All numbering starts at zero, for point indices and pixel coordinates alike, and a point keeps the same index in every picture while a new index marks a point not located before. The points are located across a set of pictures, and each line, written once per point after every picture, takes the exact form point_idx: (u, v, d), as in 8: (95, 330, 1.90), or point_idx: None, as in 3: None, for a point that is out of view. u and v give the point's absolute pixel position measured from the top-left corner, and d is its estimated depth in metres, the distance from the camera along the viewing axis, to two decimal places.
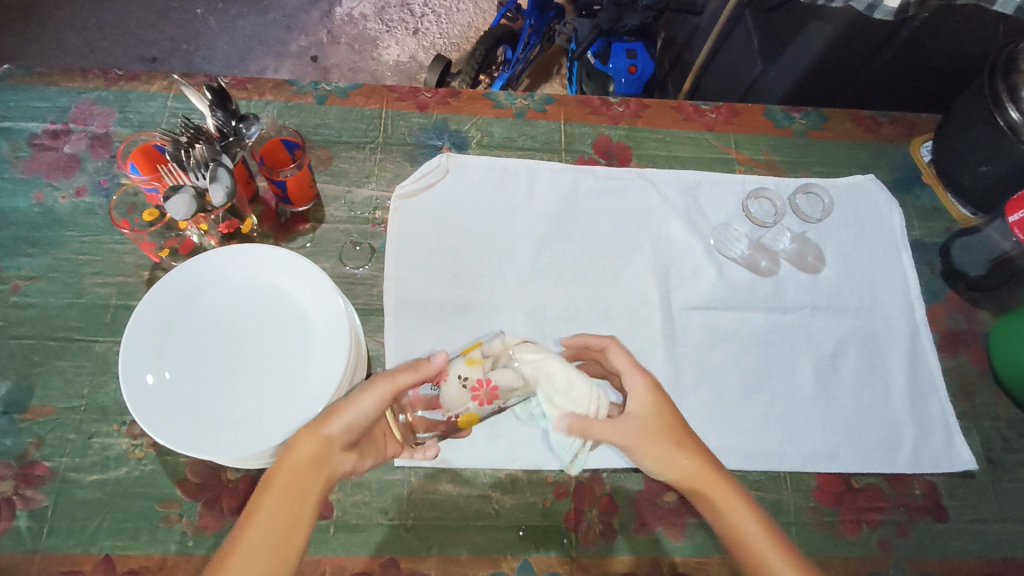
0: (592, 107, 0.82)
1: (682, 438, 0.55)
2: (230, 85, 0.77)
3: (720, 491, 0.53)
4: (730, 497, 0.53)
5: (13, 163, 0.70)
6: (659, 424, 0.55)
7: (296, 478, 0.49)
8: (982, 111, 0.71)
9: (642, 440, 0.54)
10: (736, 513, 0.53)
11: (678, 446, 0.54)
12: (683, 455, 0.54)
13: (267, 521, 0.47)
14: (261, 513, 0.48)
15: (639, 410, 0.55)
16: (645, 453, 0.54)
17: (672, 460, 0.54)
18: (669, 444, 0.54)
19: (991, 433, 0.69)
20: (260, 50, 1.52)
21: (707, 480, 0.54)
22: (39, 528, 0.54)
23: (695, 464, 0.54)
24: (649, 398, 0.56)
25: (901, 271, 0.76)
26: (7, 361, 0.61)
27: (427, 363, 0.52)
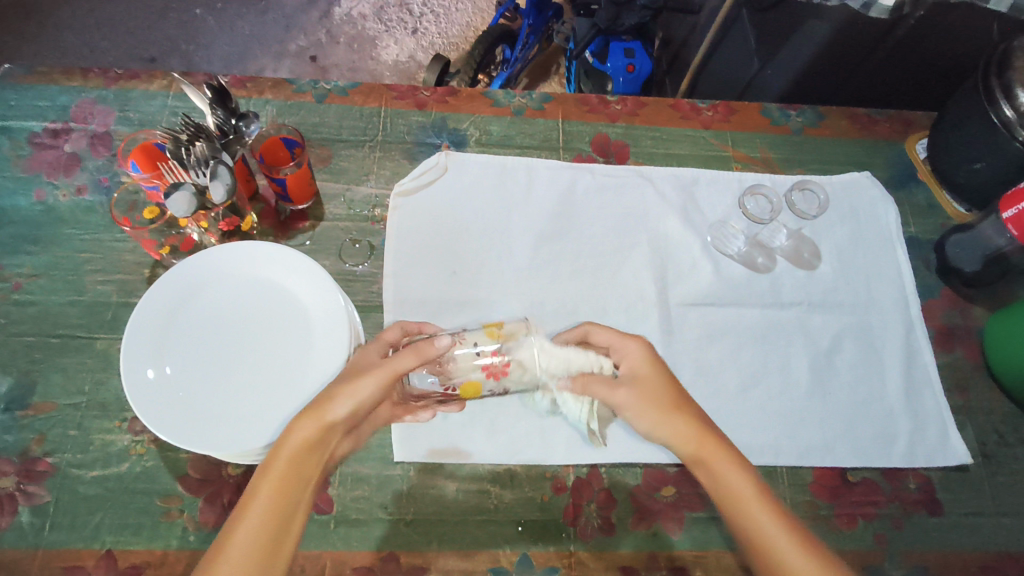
0: (590, 105, 0.83)
1: (679, 401, 0.54)
2: (230, 84, 0.77)
3: (718, 457, 0.52)
4: (729, 465, 0.52)
5: (14, 162, 0.71)
6: (654, 390, 0.54)
7: (292, 467, 0.49)
8: (976, 108, 0.71)
9: (638, 403, 0.54)
10: (732, 482, 0.51)
11: (673, 411, 0.54)
12: (681, 419, 0.54)
13: (262, 512, 0.47)
14: (256, 503, 0.47)
15: (638, 374, 0.55)
16: (641, 416, 0.54)
17: (668, 427, 0.54)
18: (664, 410, 0.54)
19: (985, 428, 0.69)
20: (259, 49, 1.53)
21: (705, 445, 0.53)
22: (41, 524, 0.55)
23: (693, 429, 0.53)
24: (645, 359, 0.56)
25: (897, 267, 0.77)
26: (8, 359, 0.61)
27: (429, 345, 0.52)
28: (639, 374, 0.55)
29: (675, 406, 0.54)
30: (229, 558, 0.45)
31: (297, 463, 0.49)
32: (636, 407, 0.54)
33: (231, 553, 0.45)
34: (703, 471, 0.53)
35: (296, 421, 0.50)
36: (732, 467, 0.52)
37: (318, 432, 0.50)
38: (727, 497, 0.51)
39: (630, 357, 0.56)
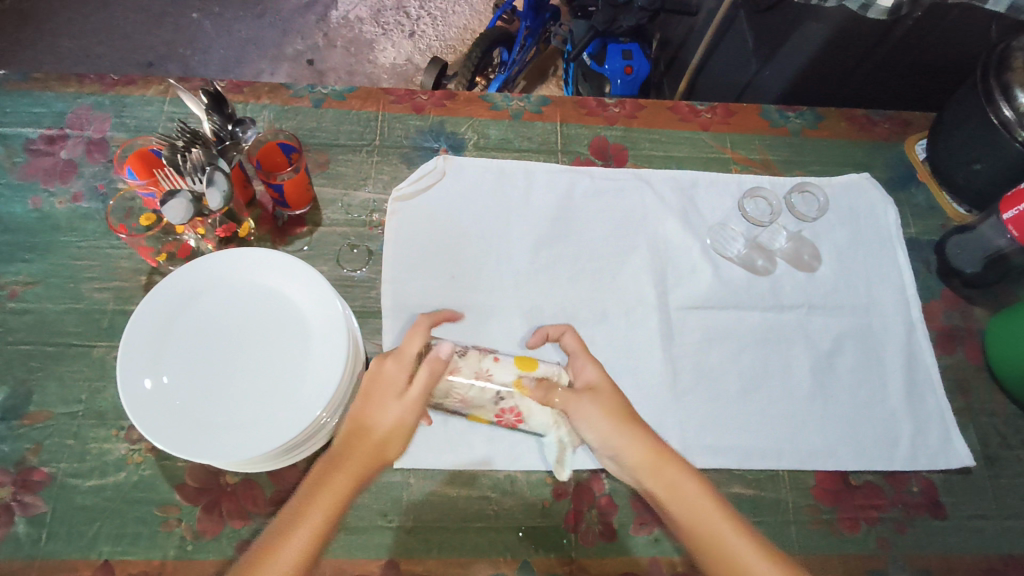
0: (587, 108, 0.82)
1: (629, 420, 0.56)
2: (226, 89, 0.77)
3: (671, 471, 0.54)
4: (678, 476, 0.54)
5: (10, 169, 0.70)
6: (609, 402, 0.56)
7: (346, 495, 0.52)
8: (976, 108, 0.71)
9: (592, 408, 0.56)
10: (687, 494, 0.54)
11: (626, 424, 0.55)
12: (634, 433, 0.55)
13: (298, 552, 0.49)
14: (291, 542, 0.50)
15: (595, 384, 0.57)
16: (594, 423, 0.55)
17: (622, 439, 0.55)
18: (619, 420, 0.55)
19: (988, 430, 0.69)
20: (256, 54, 1.52)
21: (659, 459, 0.55)
22: (38, 535, 0.54)
23: (643, 445, 0.55)
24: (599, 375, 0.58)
25: (897, 268, 0.77)
26: (5, 367, 0.61)
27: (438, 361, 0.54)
28: (596, 382, 0.57)
29: (632, 420, 0.56)
30: None
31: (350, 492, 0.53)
32: (596, 413, 0.56)
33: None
34: (657, 483, 0.54)
35: (351, 457, 0.53)
36: (682, 474, 0.54)
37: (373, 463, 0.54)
38: (682, 506, 0.53)
39: (585, 373, 0.58)
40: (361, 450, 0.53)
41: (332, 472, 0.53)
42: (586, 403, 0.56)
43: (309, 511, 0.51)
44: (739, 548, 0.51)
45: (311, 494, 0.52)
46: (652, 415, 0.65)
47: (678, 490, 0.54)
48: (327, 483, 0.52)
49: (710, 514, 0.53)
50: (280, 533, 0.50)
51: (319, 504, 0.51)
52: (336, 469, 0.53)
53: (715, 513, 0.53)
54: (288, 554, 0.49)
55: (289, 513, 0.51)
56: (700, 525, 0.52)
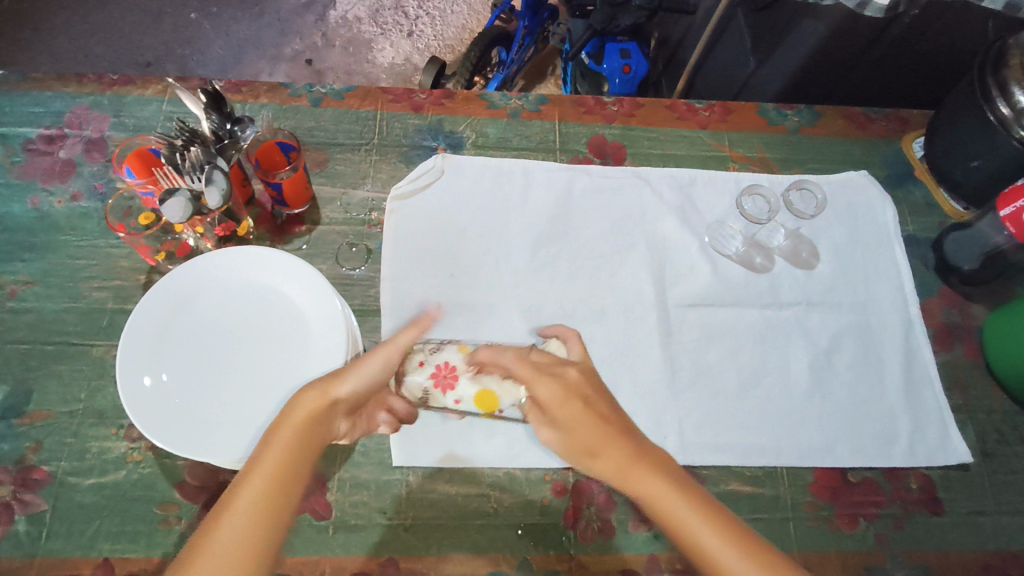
0: (586, 106, 0.83)
1: (592, 442, 0.50)
2: (225, 88, 0.77)
3: (639, 475, 0.49)
4: (650, 478, 0.48)
5: (8, 169, 0.70)
6: (571, 434, 0.52)
7: (293, 456, 0.46)
8: (973, 106, 0.71)
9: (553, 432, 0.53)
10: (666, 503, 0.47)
11: (591, 452, 0.50)
12: (601, 456, 0.50)
13: (246, 521, 0.43)
14: (237, 507, 0.43)
15: (554, 417, 0.52)
16: (560, 453, 0.54)
17: (587, 460, 0.51)
18: (580, 454, 0.52)
19: (985, 426, 0.69)
20: (254, 54, 1.52)
21: (624, 464, 0.49)
22: (38, 533, 0.54)
23: (609, 457, 0.50)
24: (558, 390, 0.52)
25: (895, 265, 0.77)
26: (5, 366, 0.61)
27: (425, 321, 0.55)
28: (554, 416, 0.52)
29: (597, 430, 0.50)
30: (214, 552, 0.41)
31: (296, 454, 0.47)
32: (560, 445, 0.53)
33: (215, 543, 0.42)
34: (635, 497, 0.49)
35: (304, 393, 0.49)
36: (650, 476, 0.48)
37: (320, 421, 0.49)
38: (657, 510, 0.48)
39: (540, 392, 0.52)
40: (304, 409, 0.48)
41: (273, 435, 0.47)
42: (549, 433, 0.54)
43: (251, 479, 0.45)
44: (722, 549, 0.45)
45: (254, 462, 0.46)
46: (650, 412, 0.66)
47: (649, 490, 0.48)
48: (269, 445, 0.46)
49: (683, 509, 0.47)
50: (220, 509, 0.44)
51: (263, 467, 0.45)
52: (278, 431, 0.47)
53: (687, 506, 0.47)
54: (230, 530, 0.42)
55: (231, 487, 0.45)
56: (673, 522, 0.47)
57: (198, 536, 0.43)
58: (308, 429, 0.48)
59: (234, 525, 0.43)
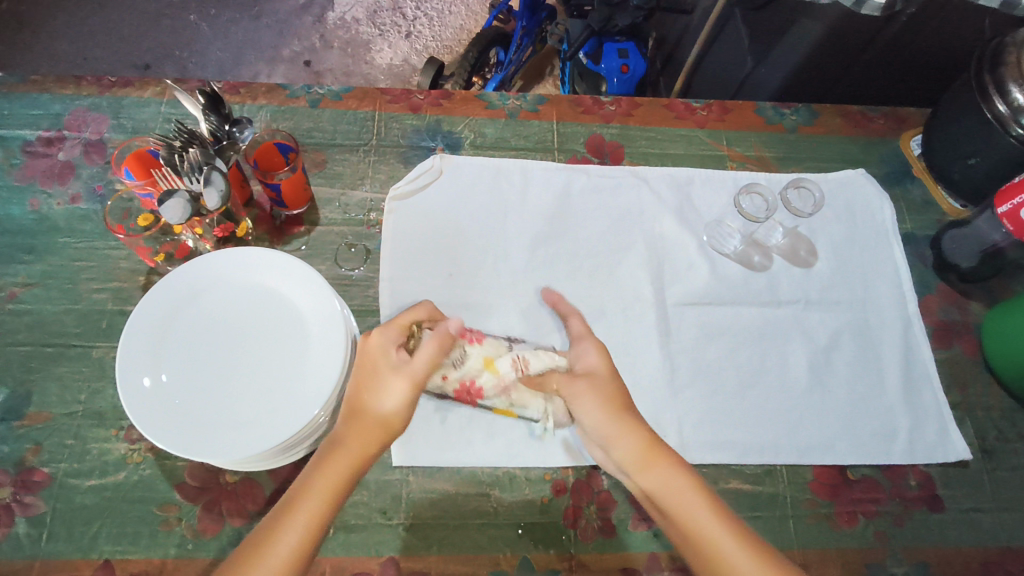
0: (584, 106, 0.83)
1: (625, 409, 0.56)
2: (224, 90, 0.77)
3: (659, 468, 0.53)
4: (668, 474, 0.53)
5: (8, 171, 0.70)
6: (606, 387, 0.57)
7: (333, 497, 0.51)
8: (970, 104, 0.71)
9: (587, 392, 0.57)
10: (679, 486, 0.52)
11: (620, 415, 0.55)
12: (628, 421, 0.55)
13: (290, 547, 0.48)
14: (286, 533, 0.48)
15: (593, 369, 0.58)
16: (592, 407, 0.56)
17: (616, 434, 0.55)
18: (614, 415, 0.55)
19: (984, 423, 0.69)
20: (252, 55, 1.53)
21: (648, 454, 0.54)
22: (38, 535, 0.54)
23: (637, 439, 0.54)
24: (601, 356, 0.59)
25: (893, 263, 0.77)
26: (5, 368, 0.61)
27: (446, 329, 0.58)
28: (593, 368, 0.58)
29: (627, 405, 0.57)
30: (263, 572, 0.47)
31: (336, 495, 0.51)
32: (593, 400, 0.56)
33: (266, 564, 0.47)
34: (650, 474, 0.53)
35: (361, 429, 0.53)
36: (672, 471, 0.53)
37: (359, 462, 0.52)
38: (668, 501, 0.52)
39: (586, 357, 0.59)
40: (346, 446, 0.52)
41: (318, 471, 0.51)
42: (580, 387, 0.57)
43: (299, 511, 0.49)
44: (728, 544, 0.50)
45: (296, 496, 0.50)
46: (650, 411, 0.66)
47: (663, 485, 0.53)
48: (314, 483, 0.51)
49: (697, 506, 0.51)
50: (261, 540, 0.48)
51: (305, 507, 0.49)
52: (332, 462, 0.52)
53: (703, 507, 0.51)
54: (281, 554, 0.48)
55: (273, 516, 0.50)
56: (683, 517, 0.51)
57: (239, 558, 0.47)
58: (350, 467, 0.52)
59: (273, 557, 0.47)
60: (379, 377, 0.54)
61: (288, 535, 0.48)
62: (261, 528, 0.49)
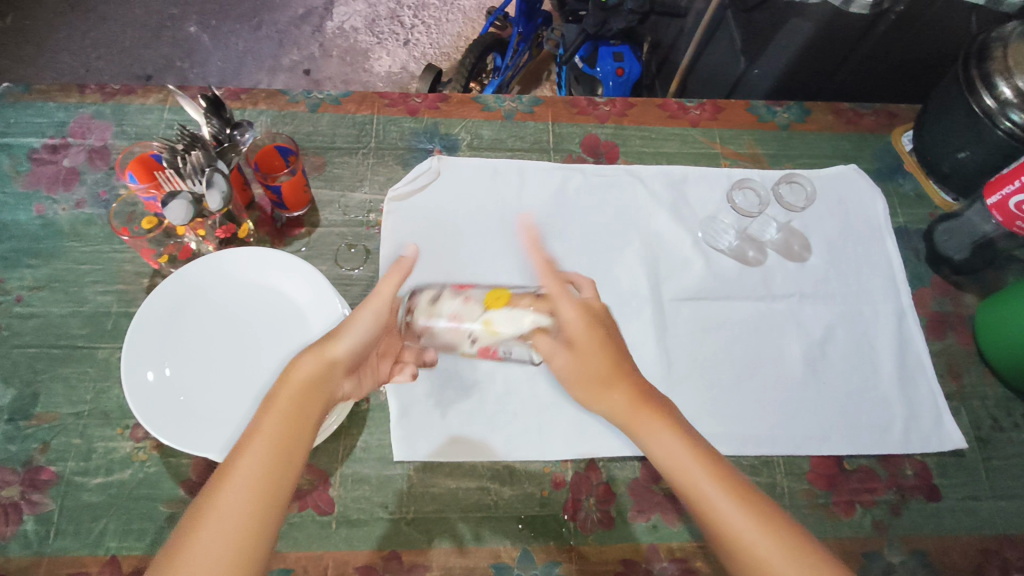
0: (578, 107, 0.84)
1: (616, 374, 0.56)
2: (225, 96, 0.79)
3: (648, 423, 0.54)
4: (661, 429, 0.53)
5: (14, 177, 0.72)
6: (586, 360, 0.57)
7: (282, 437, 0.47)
8: (957, 99, 0.73)
9: (569, 364, 0.58)
10: (668, 442, 0.52)
11: (606, 385, 0.56)
12: (614, 390, 0.56)
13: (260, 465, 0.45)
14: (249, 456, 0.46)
15: (574, 339, 0.57)
16: (575, 382, 0.58)
17: (603, 396, 0.56)
18: (594, 383, 0.57)
19: (980, 413, 0.70)
20: (253, 65, 1.55)
21: (634, 409, 0.55)
22: (46, 533, 0.55)
23: (623, 401, 0.55)
24: (580, 318, 0.57)
25: (887, 257, 0.78)
26: (12, 370, 0.62)
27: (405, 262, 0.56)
28: (574, 338, 0.57)
29: (612, 369, 0.56)
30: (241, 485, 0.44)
31: (280, 447, 0.47)
32: (576, 372, 0.58)
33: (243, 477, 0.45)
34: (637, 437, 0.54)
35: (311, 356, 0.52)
36: (660, 429, 0.53)
37: (297, 410, 0.49)
38: (671, 467, 0.52)
39: (563, 315, 0.57)
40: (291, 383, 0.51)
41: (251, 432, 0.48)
42: (564, 359, 0.58)
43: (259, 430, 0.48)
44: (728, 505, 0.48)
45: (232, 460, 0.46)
46: None
47: (659, 446, 0.53)
48: (250, 440, 0.47)
49: (691, 464, 0.51)
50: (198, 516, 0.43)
51: (242, 467, 0.45)
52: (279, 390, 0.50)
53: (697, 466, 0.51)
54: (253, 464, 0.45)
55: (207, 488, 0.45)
56: (681, 476, 0.51)
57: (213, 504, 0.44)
58: (286, 419, 0.49)
59: (218, 528, 0.43)
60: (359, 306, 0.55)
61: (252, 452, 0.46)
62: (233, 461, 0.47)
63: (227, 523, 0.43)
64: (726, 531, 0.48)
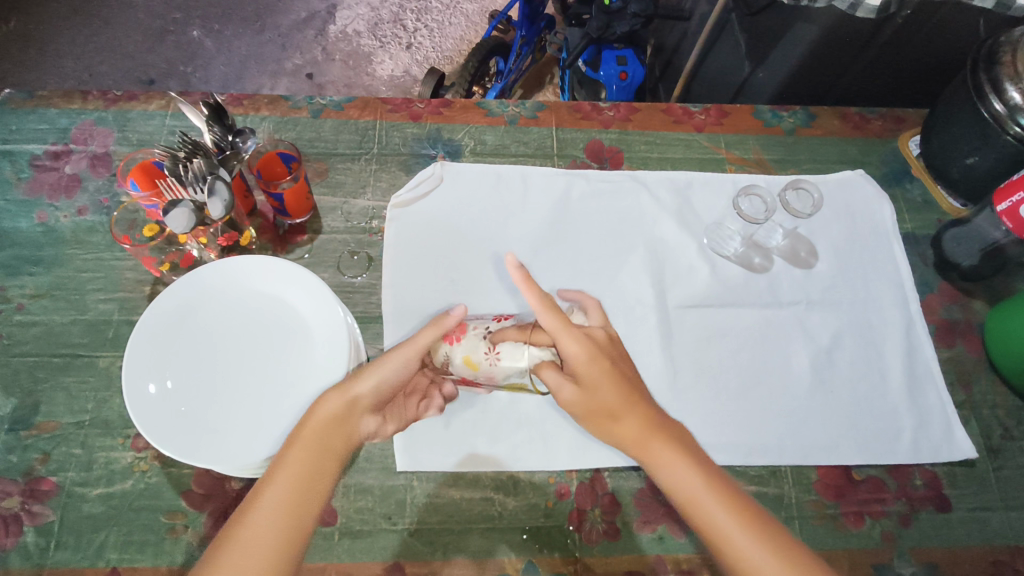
0: (583, 112, 0.84)
1: (627, 400, 0.54)
2: (227, 102, 0.78)
3: (657, 452, 0.53)
4: (671, 454, 0.52)
5: (15, 185, 0.72)
6: (595, 391, 0.54)
7: (304, 476, 0.49)
8: (967, 103, 0.72)
9: (574, 397, 0.55)
10: (681, 474, 0.51)
11: (615, 414, 0.54)
12: (623, 418, 0.54)
13: (277, 504, 0.47)
14: (268, 495, 0.48)
15: (578, 372, 0.54)
16: (579, 412, 0.56)
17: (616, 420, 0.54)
18: (602, 414, 0.54)
19: (990, 422, 0.69)
20: (255, 69, 1.55)
21: (644, 439, 0.53)
22: (46, 544, 0.55)
23: (633, 427, 0.54)
24: (582, 347, 0.54)
25: (894, 263, 0.77)
26: (12, 379, 0.62)
27: (445, 317, 0.55)
28: (579, 372, 0.54)
29: (620, 399, 0.54)
30: (257, 521, 0.47)
31: (307, 479, 0.49)
32: (581, 404, 0.55)
33: (258, 514, 0.47)
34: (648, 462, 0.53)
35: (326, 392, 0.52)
36: (671, 454, 0.52)
37: (321, 442, 0.50)
38: (688, 500, 0.51)
39: (567, 348, 0.54)
40: (311, 423, 0.51)
41: (274, 468, 0.49)
42: (572, 393, 0.54)
43: (279, 471, 0.49)
44: (749, 548, 0.48)
45: (254, 498, 0.48)
46: None
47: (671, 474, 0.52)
48: (272, 479, 0.49)
49: (700, 487, 0.51)
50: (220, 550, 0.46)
51: (267, 498, 0.48)
52: (303, 429, 0.51)
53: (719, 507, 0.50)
54: (272, 499, 0.48)
55: (236, 515, 0.48)
56: (691, 503, 0.51)
57: (224, 534, 0.47)
58: (309, 453, 0.50)
59: (243, 551, 0.45)
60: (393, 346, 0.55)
61: (270, 492, 0.48)
62: (250, 490, 0.49)
63: (250, 553, 0.45)
64: (724, 548, 0.49)
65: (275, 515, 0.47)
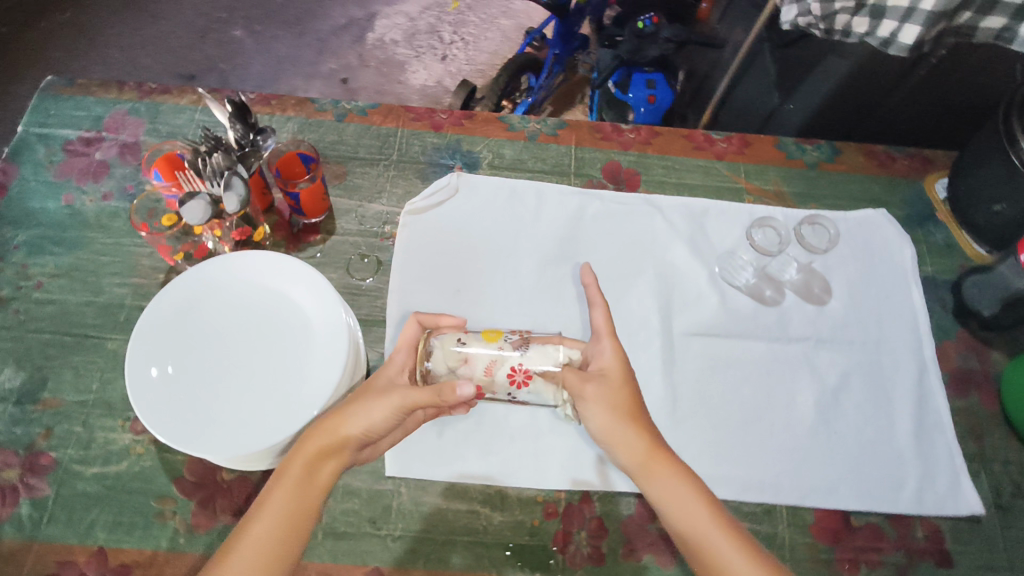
0: (603, 132, 0.84)
1: (639, 419, 0.56)
2: (255, 101, 0.81)
3: (662, 474, 0.54)
4: (673, 482, 0.53)
5: (47, 167, 0.74)
6: (618, 392, 0.56)
7: (294, 509, 0.51)
8: (998, 149, 0.70)
9: (595, 398, 0.55)
10: (685, 499, 0.53)
11: (630, 419, 0.55)
12: (633, 433, 0.55)
13: (265, 534, 0.50)
14: (255, 527, 0.50)
15: (607, 370, 0.57)
16: (599, 413, 0.55)
17: (622, 437, 0.55)
18: (622, 417, 0.55)
19: (1001, 478, 0.66)
20: (291, 71, 1.59)
21: (649, 463, 0.54)
22: (39, 517, 0.56)
23: (642, 444, 0.54)
24: (617, 361, 0.57)
25: (911, 307, 0.75)
26: (24, 354, 0.63)
27: (450, 392, 0.52)
28: (608, 372, 0.56)
29: (633, 418, 0.55)
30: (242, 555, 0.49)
31: (294, 512, 0.51)
32: (603, 398, 0.55)
33: (245, 545, 0.49)
34: (650, 486, 0.54)
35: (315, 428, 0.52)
36: (674, 481, 0.53)
37: (308, 477, 0.52)
38: (689, 531, 0.52)
39: (601, 358, 0.57)
40: (301, 456, 0.52)
41: (262, 502, 0.51)
42: (596, 385, 0.55)
43: (268, 504, 0.51)
44: None
45: (242, 528, 0.51)
46: None
47: (675, 497, 0.53)
48: (259, 514, 0.51)
49: (704, 518, 0.52)
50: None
51: (254, 530, 0.50)
52: (291, 464, 0.52)
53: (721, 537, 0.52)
54: (260, 532, 0.50)
55: (223, 547, 0.50)
56: (694, 537, 0.52)
57: (216, 559, 0.49)
58: (296, 488, 0.51)
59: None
60: (382, 391, 0.55)
61: (258, 524, 0.50)
62: (242, 518, 0.51)
63: None
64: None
65: (261, 547, 0.49)
